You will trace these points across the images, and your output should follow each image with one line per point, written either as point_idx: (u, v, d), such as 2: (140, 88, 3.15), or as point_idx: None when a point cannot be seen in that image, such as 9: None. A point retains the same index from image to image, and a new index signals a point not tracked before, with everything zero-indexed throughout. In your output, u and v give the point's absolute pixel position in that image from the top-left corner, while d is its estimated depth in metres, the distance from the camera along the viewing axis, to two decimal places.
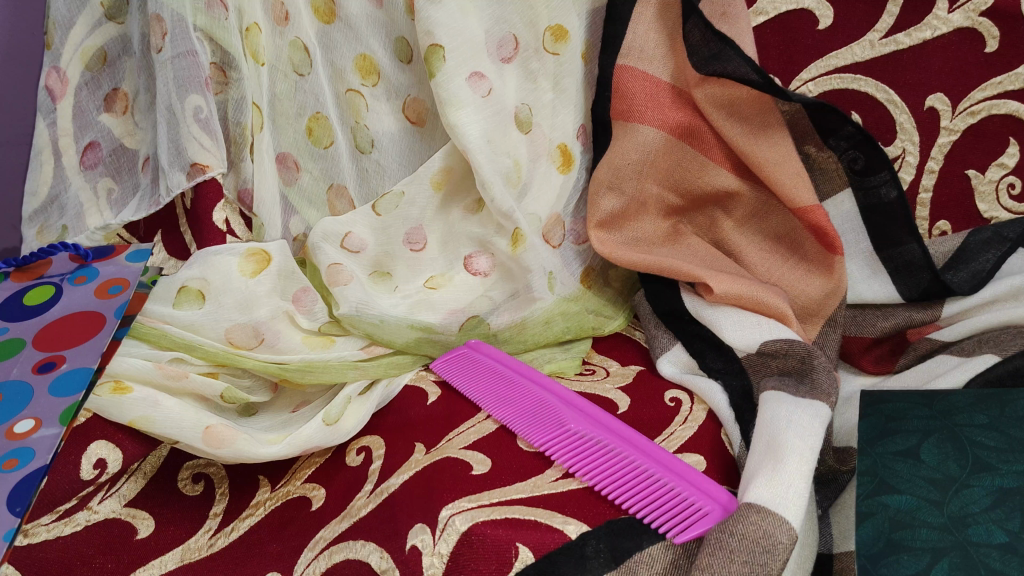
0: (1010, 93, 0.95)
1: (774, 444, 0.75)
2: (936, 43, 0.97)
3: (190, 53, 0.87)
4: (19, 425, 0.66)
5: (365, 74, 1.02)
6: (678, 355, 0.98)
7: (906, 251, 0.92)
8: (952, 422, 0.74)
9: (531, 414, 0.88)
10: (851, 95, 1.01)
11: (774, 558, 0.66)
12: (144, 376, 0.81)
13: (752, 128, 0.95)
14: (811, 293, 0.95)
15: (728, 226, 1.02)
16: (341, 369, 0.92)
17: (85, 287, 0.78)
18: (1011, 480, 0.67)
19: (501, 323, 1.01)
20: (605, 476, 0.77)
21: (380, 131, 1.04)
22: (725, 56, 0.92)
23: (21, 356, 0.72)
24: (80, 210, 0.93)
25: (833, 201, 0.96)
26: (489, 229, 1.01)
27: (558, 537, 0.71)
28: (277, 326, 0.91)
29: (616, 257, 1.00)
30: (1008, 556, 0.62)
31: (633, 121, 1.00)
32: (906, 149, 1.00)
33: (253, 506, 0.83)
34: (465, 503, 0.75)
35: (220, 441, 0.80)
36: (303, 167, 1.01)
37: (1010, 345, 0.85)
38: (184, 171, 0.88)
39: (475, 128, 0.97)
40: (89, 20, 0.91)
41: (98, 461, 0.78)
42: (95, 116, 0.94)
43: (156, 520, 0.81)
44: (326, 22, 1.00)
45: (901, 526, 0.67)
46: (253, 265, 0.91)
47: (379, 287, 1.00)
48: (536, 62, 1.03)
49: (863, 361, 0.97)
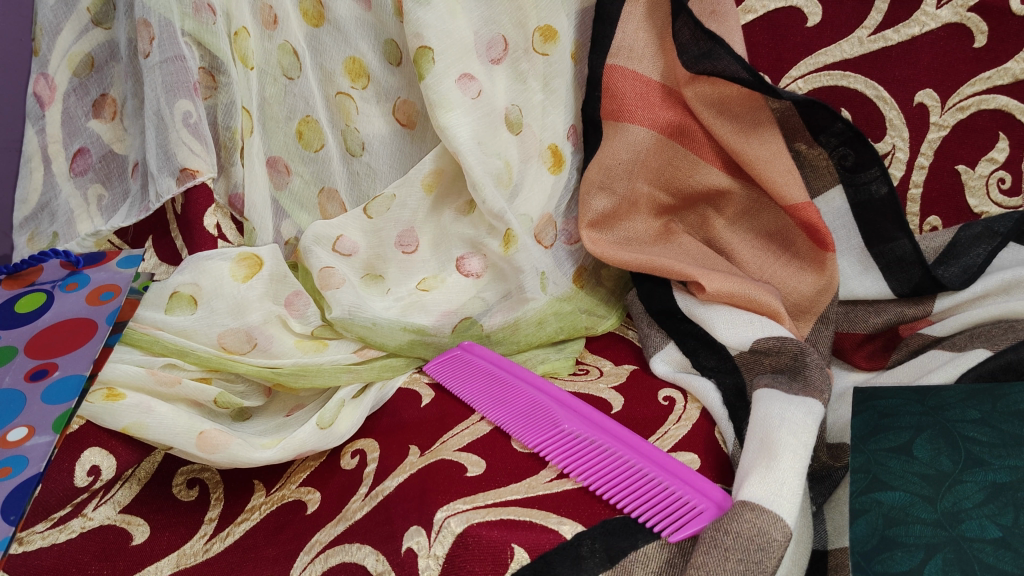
0: (998, 88, 0.95)
1: (767, 441, 0.76)
2: (924, 38, 0.97)
3: (179, 57, 0.88)
4: (13, 434, 0.66)
5: (354, 77, 1.02)
6: (671, 353, 0.98)
7: (897, 246, 0.93)
8: (943, 417, 0.75)
9: (526, 415, 0.88)
10: (840, 92, 1.01)
11: (767, 556, 0.66)
12: (136, 382, 0.81)
13: (742, 126, 0.95)
14: (803, 290, 0.95)
15: (719, 224, 1.02)
16: (333, 372, 0.92)
17: (77, 293, 0.78)
18: (1003, 474, 0.68)
19: (494, 324, 1.01)
20: (600, 475, 0.78)
21: (371, 134, 1.03)
22: (715, 54, 0.91)
23: (13, 363, 0.72)
24: (70, 217, 0.92)
25: (823, 198, 0.95)
26: (480, 230, 1.01)
27: (554, 538, 0.71)
28: (270, 330, 0.91)
29: (608, 257, 1.00)
30: (1002, 551, 0.62)
31: (623, 120, 1.00)
32: (896, 145, 1.00)
33: (248, 511, 0.83)
34: (460, 505, 0.75)
35: (214, 446, 0.80)
36: (293, 170, 1.01)
37: (1001, 340, 0.86)
38: (173, 176, 0.88)
39: (465, 129, 0.97)
40: (77, 26, 0.92)
41: (91, 468, 0.78)
42: (85, 122, 0.93)
43: (151, 526, 0.81)
44: (315, 25, 1.00)
45: (896, 522, 0.66)
46: (245, 269, 0.90)
47: (371, 289, 1.00)
48: (525, 62, 1.03)
49: (856, 356, 0.97)
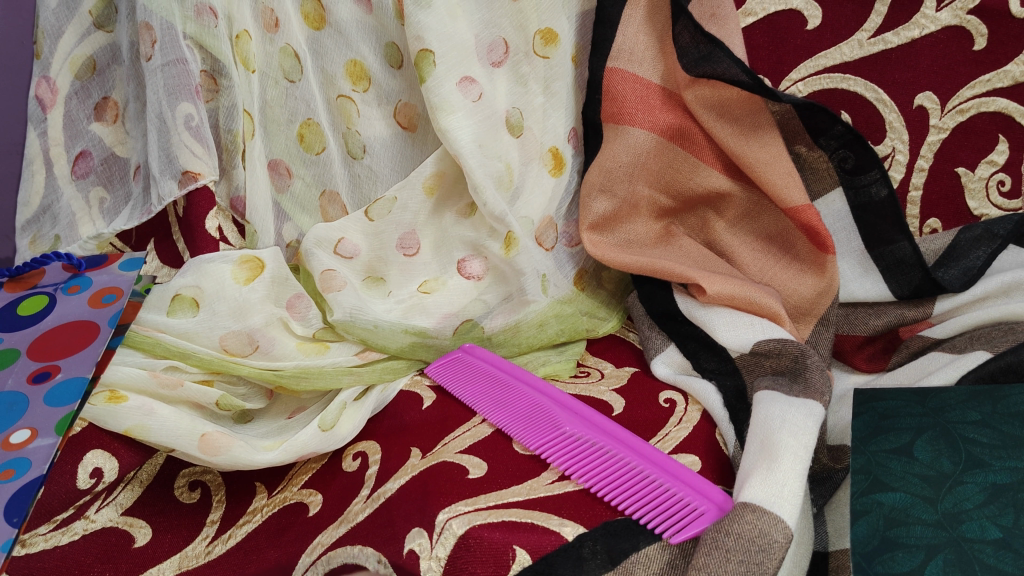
0: (998, 91, 0.95)
1: (768, 443, 0.76)
2: (923, 41, 0.97)
3: (180, 60, 0.88)
4: (15, 436, 0.66)
5: (355, 79, 1.02)
6: (672, 355, 0.98)
7: (897, 249, 0.93)
8: (944, 418, 0.75)
9: (527, 418, 0.88)
10: (840, 94, 1.01)
11: (769, 558, 0.66)
12: (138, 385, 0.81)
13: (742, 128, 0.95)
14: (803, 292, 0.96)
15: (720, 226, 1.02)
16: (335, 375, 0.92)
17: (79, 296, 0.78)
18: (1003, 475, 0.68)
19: (495, 326, 1.01)
20: (601, 477, 0.78)
21: (371, 137, 1.03)
22: (715, 57, 0.92)
23: (16, 366, 0.72)
24: (72, 219, 0.93)
25: (823, 201, 0.96)
26: (481, 233, 1.01)
27: (556, 539, 0.71)
28: (271, 333, 0.91)
29: (608, 259, 1.01)
30: (1002, 551, 0.62)
31: (623, 123, 1.00)
32: (896, 148, 1.01)
33: (250, 513, 0.83)
34: (461, 507, 0.75)
35: (216, 448, 0.80)
36: (294, 173, 1.02)
37: (1001, 342, 0.86)
38: (175, 178, 0.89)
39: (466, 132, 0.98)
40: (78, 30, 0.92)
41: (94, 470, 0.79)
42: (87, 125, 0.93)
43: (153, 529, 0.81)
44: (316, 28, 1.00)
45: (896, 523, 0.66)
46: (247, 272, 0.91)
47: (372, 291, 1.01)
48: (526, 65, 1.03)
49: (856, 358, 0.97)
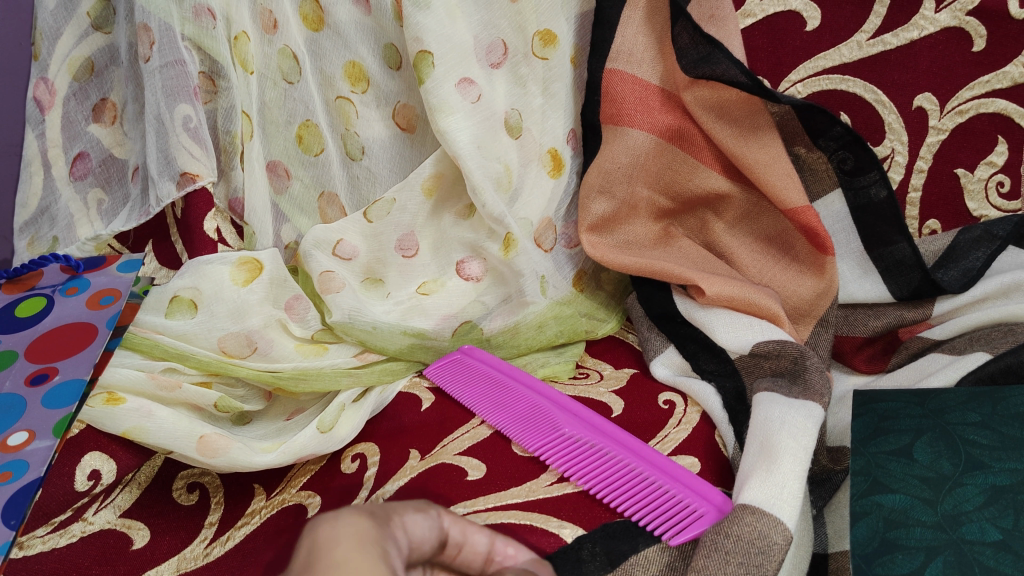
0: (997, 92, 0.95)
1: (767, 445, 0.76)
2: (923, 43, 0.97)
3: (179, 62, 0.88)
4: (13, 438, 0.66)
5: (354, 81, 1.02)
6: (672, 356, 0.97)
7: (896, 250, 0.93)
8: (943, 420, 0.75)
9: (526, 419, 0.88)
10: (839, 95, 1.01)
11: (769, 559, 0.66)
12: (136, 387, 0.81)
13: (742, 129, 0.95)
14: (802, 294, 0.96)
15: (719, 227, 1.02)
16: (334, 376, 0.92)
17: (77, 297, 0.78)
18: (1003, 477, 0.68)
19: (493, 327, 1.01)
20: (600, 479, 0.78)
21: (370, 138, 1.03)
22: (714, 58, 0.91)
23: (13, 368, 0.72)
24: (70, 221, 0.93)
25: (822, 202, 0.96)
26: (480, 234, 1.01)
27: (554, 541, 0.70)
28: (270, 334, 0.91)
29: (608, 260, 1.01)
30: (1002, 553, 0.62)
31: (622, 124, 1.00)
32: (895, 149, 1.01)
33: (248, 515, 0.82)
34: (460, 509, 0.75)
35: (214, 450, 0.80)
36: (293, 175, 1.02)
37: (1000, 344, 0.86)
38: (173, 180, 0.89)
39: (465, 133, 0.98)
40: (76, 31, 0.92)
41: (91, 472, 0.80)
42: (85, 126, 0.93)
43: (151, 530, 0.80)
44: (314, 29, 1.00)
45: (896, 525, 0.66)
46: (245, 273, 0.90)
47: (371, 293, 1.01)
48: (525, 67, 1.03)
49: (855, 359, 0.97)
